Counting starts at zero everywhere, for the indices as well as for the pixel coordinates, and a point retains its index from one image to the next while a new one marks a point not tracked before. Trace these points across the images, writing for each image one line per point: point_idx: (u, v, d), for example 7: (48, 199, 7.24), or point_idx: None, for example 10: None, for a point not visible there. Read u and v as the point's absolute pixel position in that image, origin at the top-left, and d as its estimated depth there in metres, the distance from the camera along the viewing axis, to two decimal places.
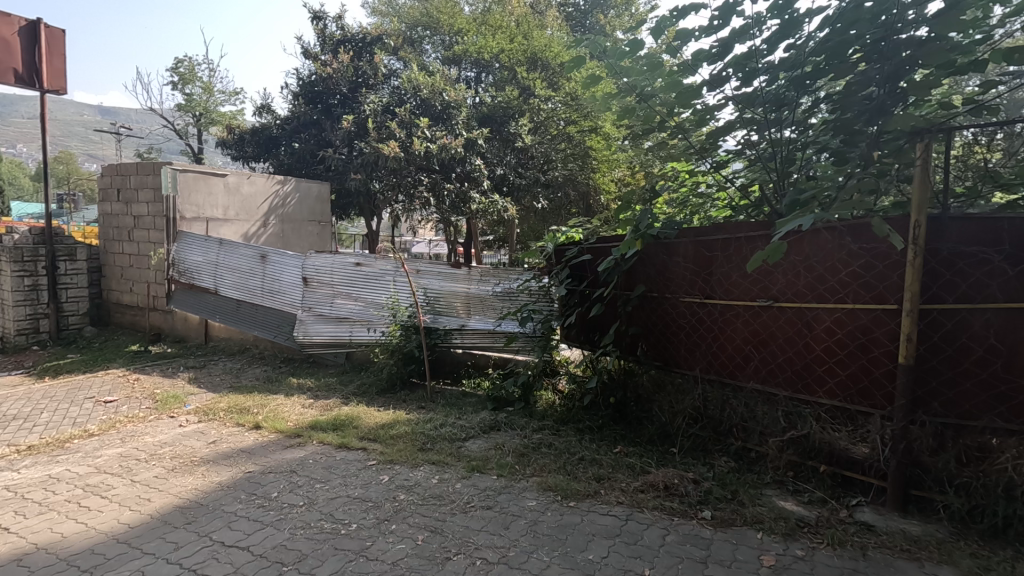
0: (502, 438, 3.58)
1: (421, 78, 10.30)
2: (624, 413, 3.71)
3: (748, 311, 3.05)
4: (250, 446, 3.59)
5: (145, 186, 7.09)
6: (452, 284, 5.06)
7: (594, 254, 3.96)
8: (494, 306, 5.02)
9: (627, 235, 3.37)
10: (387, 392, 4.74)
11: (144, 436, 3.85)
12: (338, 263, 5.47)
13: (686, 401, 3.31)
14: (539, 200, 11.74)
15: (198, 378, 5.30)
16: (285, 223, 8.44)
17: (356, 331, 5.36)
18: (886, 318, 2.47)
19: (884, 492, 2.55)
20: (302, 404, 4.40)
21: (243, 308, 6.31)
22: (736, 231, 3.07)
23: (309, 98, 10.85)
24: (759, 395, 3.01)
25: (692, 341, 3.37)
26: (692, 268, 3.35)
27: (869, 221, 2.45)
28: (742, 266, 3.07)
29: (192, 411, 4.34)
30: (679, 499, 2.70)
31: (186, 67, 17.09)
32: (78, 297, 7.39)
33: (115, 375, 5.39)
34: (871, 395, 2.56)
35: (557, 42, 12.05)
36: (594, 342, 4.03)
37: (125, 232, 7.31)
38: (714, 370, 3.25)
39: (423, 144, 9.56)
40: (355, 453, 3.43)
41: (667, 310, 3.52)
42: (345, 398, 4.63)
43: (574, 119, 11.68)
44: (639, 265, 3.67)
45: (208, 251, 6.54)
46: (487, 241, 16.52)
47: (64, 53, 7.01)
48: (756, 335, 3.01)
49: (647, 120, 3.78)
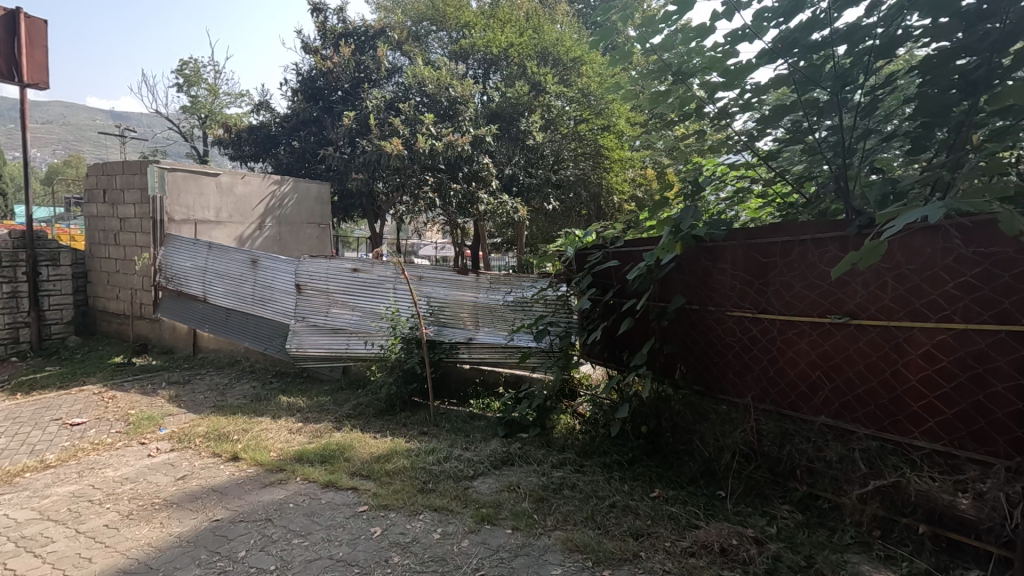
0: (516, 476, 3.06)
1: (426, 73, 9.92)
2: (659, 446, 3.17)
3: (816, 329, 2.51)
4: (223, 484, 3.08)
5: (131, 186, 6.64)
6: (457, 292, 4.50)
7: (620, 259, 3.43)
8: (506, 318, 4.41)
9: (665, 238, 2.85)
10: (386, 414, 4.24)
11: (105, 469, 3.36)
12: (334, 269, 4.96)
13: (736, 434, 2.79)
14: (550, 201, 11.24)
15: (180, 396, 4.82)
16: (281, 225, 7.97)
17: (352, 343, 4.85)
18: (1013, 342, 1.92)
19: (1008, 565, 1.98)
20: (288, 429, 3.90)
21: (233, 317, 5.83)
22: (801, 233, 2.54)
23: (310, 94, 10.42)
24: (831, 432, 2.47)
25: (742, 364, 2.85)
26: (743, 277, 2.82)
27: (992, 218, 1.90)
28: (809, 275, 2.53)
29: (166, 438, 3.85)
30: (742, 568, 2.17)
31: (192, 69, 16.81)
32: (62, 304, 6.95)
33: (90, 393, 4.92)
34: (990, 441, 2.00)
35: (568, 36, 11.55)
36: (620, 360, 3.49)
37: (111, 236, 6.86)
38: (771, 398, 2.72)
39: (428, 142, 9.08)
40: (344, 494, 2.92)
41: (710, 326, 2.99)
42: (338, 421, 4.13)
43: (586, 117, 11.36)
44: (676, 273, 3.15)
45: (196, 255, 6.07)
46: (495, 244, 15.97)
47: (46, 44, 6.59)
48: (828, 359, 2.48)
49: (685, 105, 3.29)
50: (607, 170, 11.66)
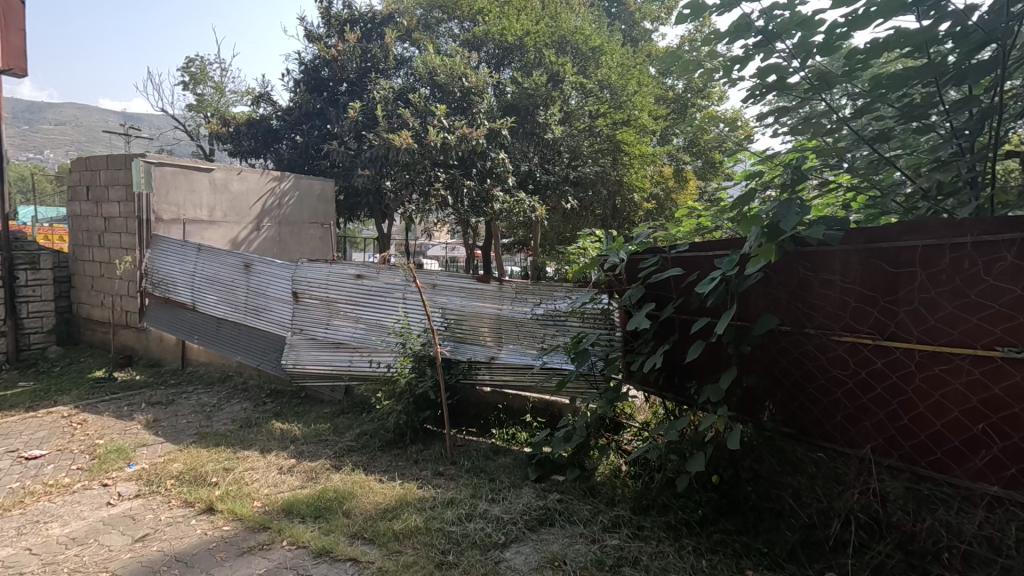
0: (559, 545, 2.43)
1: (437, 62, 9.34)
2: (737, 503, 2.52)
3: (979, 366, 1.84)
4: (190, 550, 2.46)
5: (116, 182, 6.04)
6: (477, 303, 3.86)
7: (683, 267, 2.77)
8: (533, 335, 3.70)
9: (754, 241, 2.21)
10: (394, 447, 3.62)
11: (52, 524, 2.75)
12: (336, 275, 4.35)
13: (851, 498, 2.15)
14: (567, 200, 10.60)
15: (160, 421, 4.22)
16: (281, 225, 7.39)
17: (355, 360, 4.23)
18: None
19: None
20: (277, 468, 3.29)
21: (224, 327, 5.24)
22: (956, 234, 1.87)
23: (313, 85, 9.82)
24: (999, 507, 1.82)
25: (857, 404, 2.19)
26: (860, 291, 2.15)
27: None
28: (967, 292, 1.86)
29: (133, 478, 3.24)
30: None
31: (198, 67, 16.29)
32: (42, 311, 6.38)
33: (58, 416, 4.32)
34: None
35: (588, 25, 10.95)
36: (680, 391, 2.83)
37: (95, 237, 6.28)
38: (901, 453, 2.06)
39: (440, 135, 8.45)
40: (340, 569, 2.30)
41: (809, 355, 2.33)
42: (338, 455, 3.52)
43: (604, 111, 10.68)
44: (759, 286, 2.50)
45: (184, 258, 5.47)
46: (506, 244, 15.35)
47: (23, 27, 6.03)
48: (998, 407, 1.80)
49: (767, 74, 2.68)
50: (626, 167, 10.98)
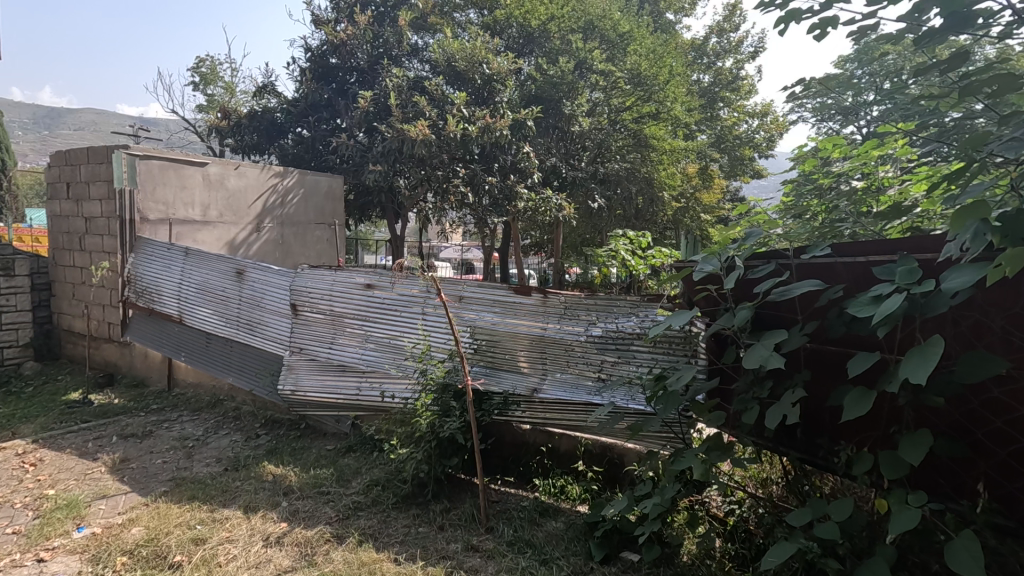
0: None
1: (455, 47, 8.63)
2: None
3: None
4: None
5: (96, 178, 5.35)
6: (512, 320, 3.08)
7: (820, 279, 1.97)
8: (587, 361, 2.89)
9: (969, 236, 1.41)
10: (412, 502, 2.87)
11: None
12: (342, 283, 3.61)
13: None
14: (594, 198, 9.71)
15: (131, 462, 3.49)
16: (284, 227, 6.70)
17: (364, 388, 3.47)
18: None
19: None
20: (263, 538, 2.54)
21: (214, 344, 4.53)
22: None
23: (321, 74, 9.17)
24: None
25: None
26: None
27: None
28: None
29: (78, 549, 2.51)
30: None
31: (208, 66, 15.69)
32: (17, 323, 5.70)
33: (11, 455, 3.62)
34: None
35: (615, 9, 10.22)
36: (813, 452, 2.04)
37: (75, 239, 5.60)
38: None
39: (460, 126, 7.77)
40: None
41: None
42: (342, 514, 2.77)
43: (631, 104, 10.05)
44: (951, 310, 1.68)
45: (171, 264, 4.77)
46: (527, 244, 14.73)
47: None
48: None
49: (928, 7, 1.75)
50: (657, 163, 10.28)
